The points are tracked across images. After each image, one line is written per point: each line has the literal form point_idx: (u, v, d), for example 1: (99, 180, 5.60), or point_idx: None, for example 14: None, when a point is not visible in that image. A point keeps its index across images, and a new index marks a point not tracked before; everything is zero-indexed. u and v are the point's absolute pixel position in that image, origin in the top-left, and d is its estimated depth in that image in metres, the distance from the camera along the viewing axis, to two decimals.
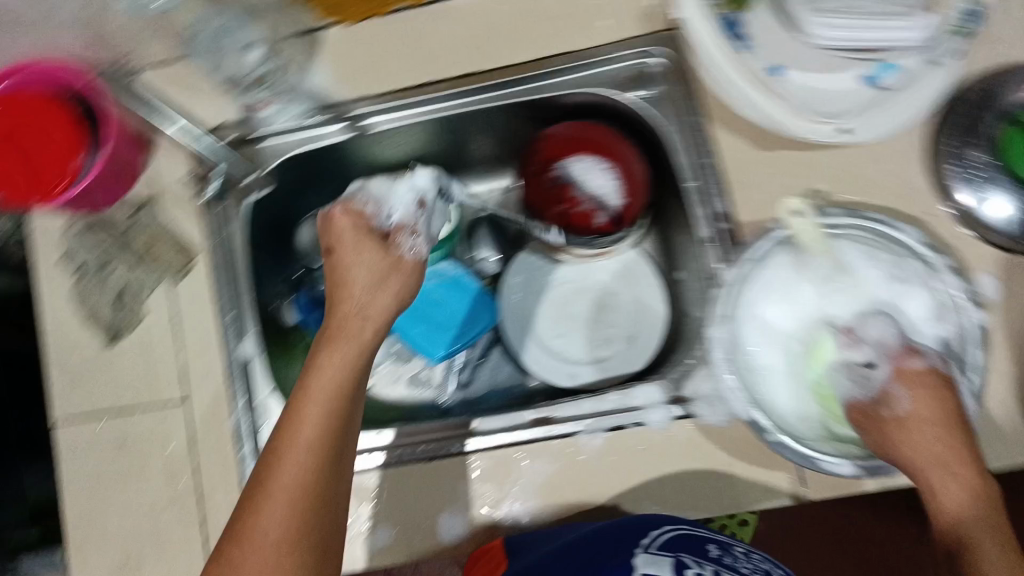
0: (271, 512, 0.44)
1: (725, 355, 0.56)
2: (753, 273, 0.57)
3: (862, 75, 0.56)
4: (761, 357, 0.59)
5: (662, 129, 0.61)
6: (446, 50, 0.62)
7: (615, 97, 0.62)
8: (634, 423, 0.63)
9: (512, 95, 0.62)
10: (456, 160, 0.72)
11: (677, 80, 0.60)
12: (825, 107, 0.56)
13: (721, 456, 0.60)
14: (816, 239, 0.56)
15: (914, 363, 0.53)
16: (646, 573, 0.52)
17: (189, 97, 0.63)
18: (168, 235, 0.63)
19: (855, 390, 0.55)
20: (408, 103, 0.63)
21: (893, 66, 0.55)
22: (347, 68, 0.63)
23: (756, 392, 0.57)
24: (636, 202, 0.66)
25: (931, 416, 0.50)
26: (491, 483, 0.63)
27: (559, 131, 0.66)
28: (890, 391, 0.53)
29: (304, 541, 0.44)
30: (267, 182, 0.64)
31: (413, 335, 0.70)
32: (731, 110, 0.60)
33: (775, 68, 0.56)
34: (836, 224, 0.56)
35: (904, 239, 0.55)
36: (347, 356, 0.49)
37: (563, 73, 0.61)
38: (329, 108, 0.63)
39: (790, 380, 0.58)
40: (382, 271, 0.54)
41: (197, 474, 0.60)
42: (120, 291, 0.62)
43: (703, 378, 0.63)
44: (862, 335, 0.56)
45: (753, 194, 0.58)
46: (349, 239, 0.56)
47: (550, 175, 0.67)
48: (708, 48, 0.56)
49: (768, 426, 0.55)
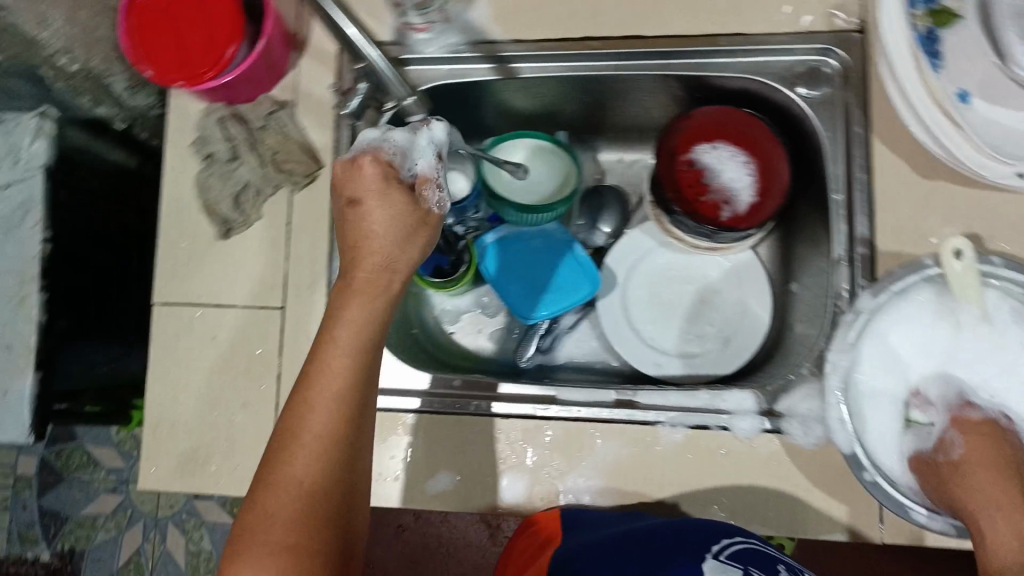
0: (299, 462, 0.43)
1: (841, 384, 0.54)
2: (890, 305, 0.54)
3: None
4: (874, 389, 0.55)
5: (821, 133, 0.59)
6: (614, 10, 0.60)
7: (780, 90, 0.60)
8: (719, 426, 0.60)
9: (671, 68, 0.61)
10: (590, 123, 0.71)
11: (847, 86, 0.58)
12: (1008, 148, 0.51)
13: (802, 478, 0.57)
14: (972, 285, 0.51)
15: (971, 414, 0.54)
16: None
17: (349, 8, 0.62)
18: (298, 141, 0.61)
19: (913, 444, 0.55)
20: (565, 55, 0.61)
21: None
22: (510, 9, 0.61)
23: (861, 425, 0.54)
24: (768, 204, 0.62)
25: (989, 462, 0.52)
26: (560, 454, 0.61)
27: (704, 113, 0.63)
28: (946, 438, 0.53)
29: (331, 491, 0.43)
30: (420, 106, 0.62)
31: (507, 290, 0.69)
32: (899, 130, 0.57)
33: (963, 94, 0.52)
34: (992, 272, 0.53)
35: None
36: (374, 313, 0.47)
37: (733, 54, 0.60)
38: (481, 45, 0.61)
39: (900, 422, 0.55)
40: (409, 227, 0.49)
41: (281, 383, 0.60)
42: (240, 189, 0.61)
43: (802, 396, 0.59)
44: (929, 395, 0.55)
45: (903, 220, 0.56)
46: (375, 189, 0.49)
47: (685, 159, 0.63)
48: (899, 56, 0.52)
49: (867, 465, 0.53)
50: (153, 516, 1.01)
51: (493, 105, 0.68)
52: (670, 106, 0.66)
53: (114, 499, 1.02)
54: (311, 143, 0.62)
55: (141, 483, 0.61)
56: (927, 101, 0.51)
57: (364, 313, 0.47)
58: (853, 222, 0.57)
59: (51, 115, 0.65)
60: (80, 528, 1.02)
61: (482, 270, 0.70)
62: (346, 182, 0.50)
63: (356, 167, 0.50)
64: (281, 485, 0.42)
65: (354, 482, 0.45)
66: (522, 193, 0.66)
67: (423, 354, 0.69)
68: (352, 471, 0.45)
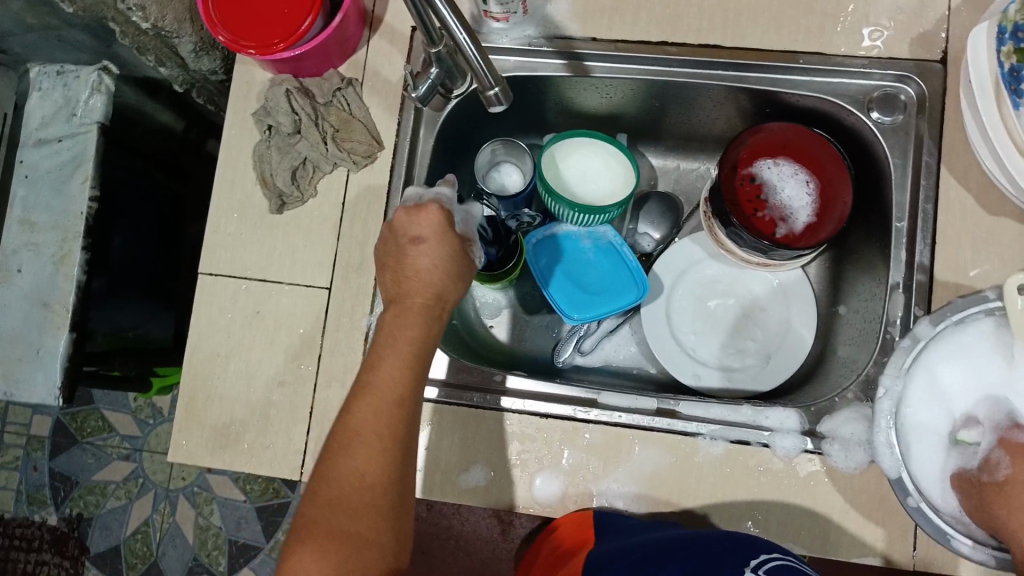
0: (353, 464, 0.42)
1: (891, 408, 0.54)
2: (947, 335, 0.54)
3: None
4: (920, 418, 0.54)
5: (888, 159, 0.60)
6: (691, 16, 0.62)
7: (852, 112, 0.61)
8: (760, 442, 0.56)
9: (743, 81, 0.62)
10: (651, 128, 0.71)
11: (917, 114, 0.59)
12: None
13: (848, 501, 0.54)
14: None
15: (1019, 437, 0.52)
16: None
17: None
18: (361, 121, 0.61)
19: (957, 461, 0.53)
20: (639, 57, 0.62)
21: None
22: (588, 7, 0.63)
23: (907, 452, 0.53)
24: (823, 226, 0.62)
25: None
26: (597, 457, 0.57)
27: (773, 129, 0.63)
28: (991, 458, 0.52)
29: (385, 494, 0.42)
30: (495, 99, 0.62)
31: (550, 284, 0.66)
32: (967, 162, 0.58)
33: None
34: None
35: None
36: (426, 331, 0.46)
37: (807, 72, 0.61)
38: (557, 40, 0.63)
39: (947, 451, 0.54)
40: (461, 266, 0.49)
41: (318, 364, 0.57)
42: (297, 164, 0.60)
43: (852, 418, 0.55)
44: (976, 415, 0.54)
45: (967, 252, 0.56)
46: (435, 235, 0.48)
47: (743, 174, 0.63)
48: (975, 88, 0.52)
49: (912, 489, 0.53)
50: (164, 486, 1.01)
51: (556, 101, 0.69)
52: (736, 119, 0.67)
53: (127, 467, 1.01)
54: (375, 123, 0.61)
55: (170, 454, 0.56)
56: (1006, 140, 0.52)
57: (418, 332, 0.46)
58: (913, 249, 0.57)
59: (111, 72, 0.66)
60: (90, 494, 1.01)
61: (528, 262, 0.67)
62: (401, 225, 0.49)
63: (418, 210, 0.49)
64: (343, 495, 0.42)
65: (406, 493, 0.44)
66: (577, 193, 0.66)
67: (455, 341, 0.65)
68: (403, 476, 0.44)
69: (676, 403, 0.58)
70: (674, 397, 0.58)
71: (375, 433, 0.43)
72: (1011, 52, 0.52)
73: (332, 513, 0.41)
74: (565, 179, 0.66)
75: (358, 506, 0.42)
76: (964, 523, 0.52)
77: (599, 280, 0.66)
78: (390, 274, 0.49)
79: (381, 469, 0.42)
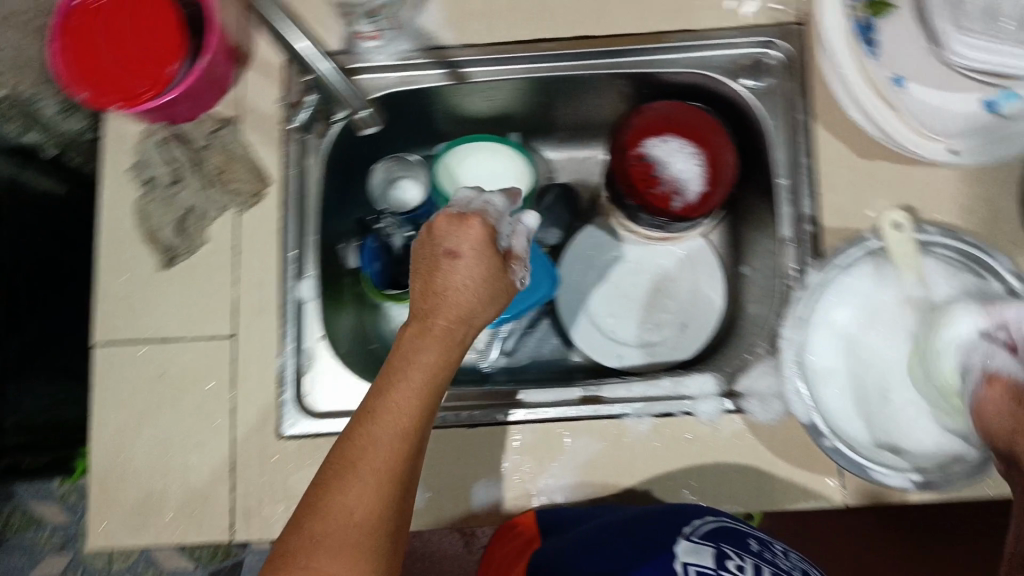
0: (355, 495, 0.39)
1: (795, 357, 0.55)
2: (835, 280, 0.56)
3: (982, 100, 0.55)
4: (821, 361, 0.56)
5: (765, 122, 0.62)
6: (560, 10, 0.63)
7: (725, 83, 0.63)
8: (681, 412, 0.57)
9: (620, 67, 0.63)
10: (541, 123, 0.72)
11: (786, 74, 0.61)
12: (936, 124, 0.55)
13: (771, 454, 0.56)
14: (907, 253, 0.54)
15: None
16: (687, 563, 0.46)
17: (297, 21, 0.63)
18: (243, 160, 0.60)
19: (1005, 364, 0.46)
20: (515, 58, 0.63)
21: (1016, 95, 0.54)
22: (458, 14, 0.63)
23: (816, 395, 0.54)
24: (716, 193, 0.64)
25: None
26: (530, 456, 0.57)
27: (655, 109, 0.65)
28: None
29: (382, 530, 0.39)
30: (375, 121, 0.63)
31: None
32: (837, 114, 0.60)
33: (897, 78, 0.56)
34: (929, 241, 0.55)
35: (995, 266, 0.52)
36: (444, 357, 0.43)
37: (679, 49, 0.63)
38: (431, 51, 0.63)
39: (850, 389, 0.55)
40: (493, 288, 0.46)
41: (234, 417, 0.56)
42: (184, 214, 0.59)
43: (762, 374, 0.57)
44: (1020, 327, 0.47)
45: (847, 199, 0.59)
46: (472, 249, 0.45)
47: (634, 155, 0.65)
48: (833, 35, 0.55)
49: (826, 431, 0.52)
50: (106, 570, 0.97)
51: (443, 110, 0.69)
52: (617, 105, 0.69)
53: (62, 560, 0.97)
54: (258, 160, 0.60)
55: (90, 541, 0.54)
56: (864, 84, 0.55)
57: (435, 356, 0.43)
58: (798, 203, 0.59)
59: None
60: None
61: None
62: (443, 233, 0.46)
63: (466, 221, 0.46)
64: (328, 531, 0.38)
65: (403, 526, 0.41)
66: None
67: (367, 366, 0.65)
68: (401, 512, 0.41)
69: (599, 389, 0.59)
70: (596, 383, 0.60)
71: (374, 465, 0.39)
72: (857, 8, 0.57)
73: (315, 550, 0.38)
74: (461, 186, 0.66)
75: (344, 546, 0.38)
76: (884, 458, 0.52)
77: None
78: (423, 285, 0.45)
79: (375, 505, 0.39)
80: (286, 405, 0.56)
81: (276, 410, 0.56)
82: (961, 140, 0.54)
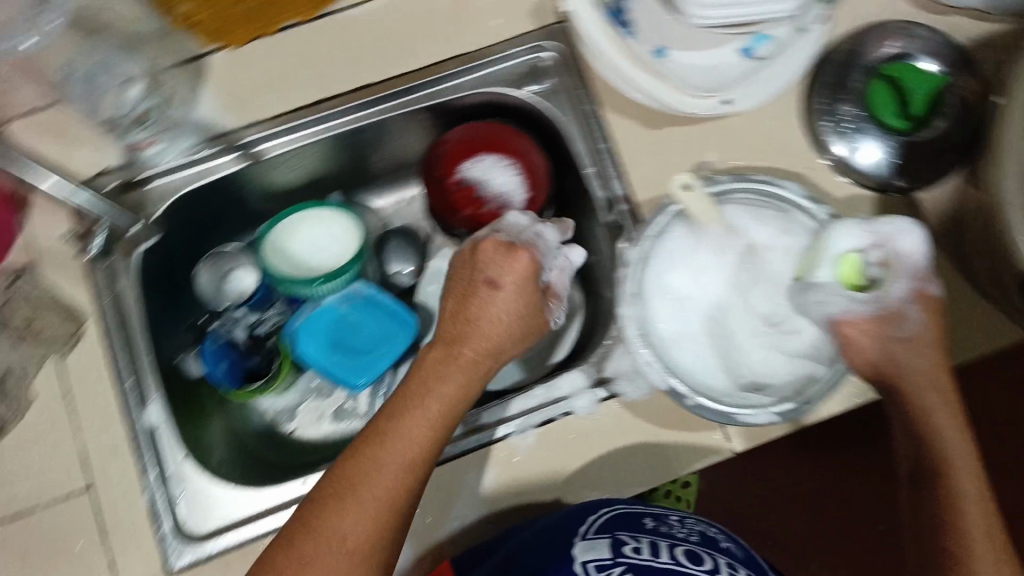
0: (352, 520, 0.44)
1: (638, 331, 0.56)
2: (654, 249, 0.58)
3: (738, 49, 0.61)
4: (666, 327, 0.59)
5: (560, 120, 0.64)
6: (330, 63, 0.64)
7: (510, 94, 0.65)
8: (562, 413, 0.58)
9: (405, 104, 0.64)
10: (354, 176, 0.72)
11: (566, 71, 0.64)
12: (708, 82, 0.61)
13: (647, 428, 0.57)
14: (706, 209, 0.58)
15: (930, 290, 0.51)
16: (587, 561, 0.49)
17: (66, 148, 0.62)
18: (49, 305, 0.59)
19: (857, 306, 0.51)
20: (301, 121, 0.63)
21: (765, 36, 0.60)
22: (233, 93, 0.63)
23: (669, 361, 0.57)
24: (540, 193, 0.66)
25: (933, 339, 0.51)
26: (428, 506, 0.57)
27: (452, 137, 0.67)
28: (904, 308, 0.50)
29: (373, 557, 0.44)
30: (154, 232, 0.62)
31: (327, 363, 0.64)
32: (618, 94, 0.63)
33: (658, 49, 0.61)
34: (723, 190, 0.58)
35: (785, 195, 0.57)
36: (455, 389, 0.49)
37: (460, 74, 0.64)
38: (217, 139, 0.63)
39: (694, 342, 0.59)
40: (525, 326, 0.52)
41: (112, 568, 0.54)
42: (1, 377, 0.57)
43: (623, 355, 0.59)
44: (888, 246, 0.51)
45: (650, 171, 0.61)
46: (517, 283, 0.51)
47: (453, 181, 0.67)
48: (592, 31, 0.60)
49: (686, 391, 0.54)
50: None
51: (253, 188, 0.67)
52: (417, 138, 0.69)
53: None
54: (65, 300, 0.59)
55: None
56: (629, 64, 0.60)
57: (488, 342, 0.50)
58: (611, 185, 0.62)
59: None
60: None
61: (299, 354, 0.65)
62: (486, 263, 0.52)
63: (511, 255, 0.52)
64: (319, 553, 0.43)
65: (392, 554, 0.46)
66: (300, 268, 0.66)
67: (250, 470, 0.64)
68: (396, 538, 0.46)
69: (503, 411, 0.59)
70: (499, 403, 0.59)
71: (374, 489, 0.45)
72: None
73: (305, 569, 0.42)
74: (286, 259, 0.67)
75: (333, 567, 0.43)
76: (744, 399, 0.54)
77: (370, 334, 0.65)
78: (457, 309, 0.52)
79: (368, 532, 0.44)
80: (167, 537, 0.54)
81: (158, 545, 0.54)
82: (732, 90, 0.60)
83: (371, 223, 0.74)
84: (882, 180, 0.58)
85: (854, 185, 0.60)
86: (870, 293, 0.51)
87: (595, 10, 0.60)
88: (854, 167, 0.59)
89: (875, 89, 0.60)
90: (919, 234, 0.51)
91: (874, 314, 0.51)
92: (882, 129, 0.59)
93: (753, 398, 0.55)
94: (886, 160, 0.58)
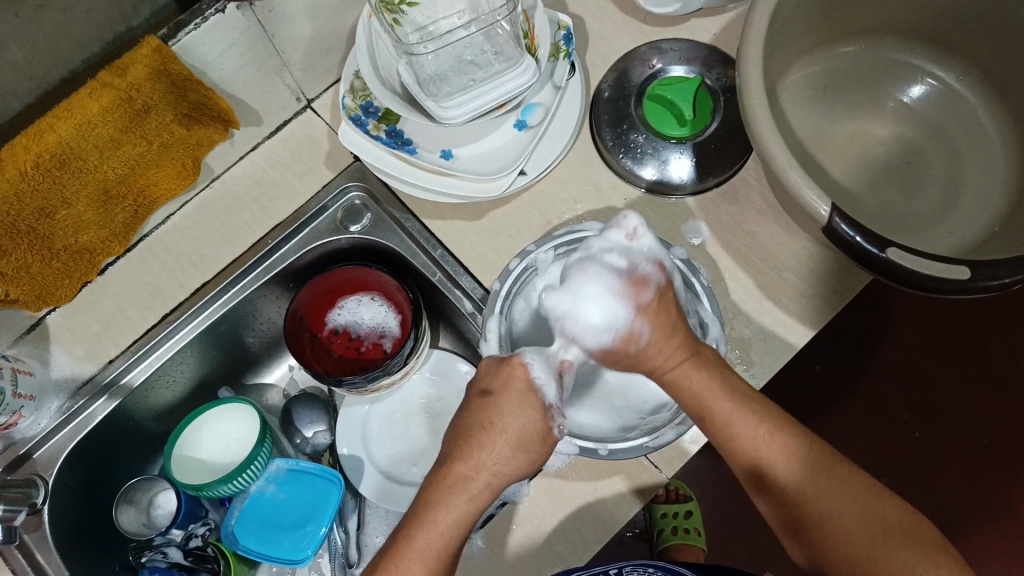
0: None
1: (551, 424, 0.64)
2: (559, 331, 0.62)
3: (514, 122, 0.71)
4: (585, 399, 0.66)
5: (541, 172, 0.71)
6: (207, 248, 0.74)
7: (501, 179, 0.69)
8: (639, 449, 0.63)
9: (294, 232, 0.75)
10: (345, 276, 0.75)
11: (533, 137, 0.70)
12: (502, 160, 0.70)
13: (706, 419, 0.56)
14: (523, 282, 0.68)
15: (645, 295, 0.57)
16: None
17: (128, 323, 0.72)
18: None
19: (598, 329, 0.57)
20: (255, 265, 0.74)
21: (533, 104, 0.70)
22: (157, 283, 0.73)
23: (598, 429, 0.65)
24: (541, 252, 0.68)
25: (658, 357, 0.57)
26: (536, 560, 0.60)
27: (304, 298, 0.74)
28: (636, 330, 0.56)
29: None
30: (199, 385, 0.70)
31: (302, 506, 0.75)
32: (563, 142, 0.72)
33: (445, 151, 0.70)
34: (539, 247, 0.68)
35: (590, 231, 0.68)
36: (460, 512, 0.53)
37: (437, 165, 0.69)
38: (250, 262, 0.74)
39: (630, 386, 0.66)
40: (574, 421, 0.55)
41: None
42: None
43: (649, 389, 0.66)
44: (611, 263, 0.59)
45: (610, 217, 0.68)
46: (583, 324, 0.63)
47: (326, 334, 0.77)
48: (382, 162, 0.69)
49: (644, 439, 0.63)
50: None
51: (270, 276, 0.75)
52: (431, 245, 0.72)
53: None
54: None
55: None
56: (426, 173, 0.70)
57: (511, 474, 0.55)
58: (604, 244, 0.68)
59: None
60: None
61: (320, 492, 0.75)
62: (482, 375, 0.58)
63: (505, 364, 0.57)
64: None
65: None
66: (226, 452, 0.79)
67: None
68: None
69: (606, 449, 0.63)
70: (597, 442, 0.63)
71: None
72: (377, 124, 0.69)
73: None
74: (213, 446, 0.79)
75: None
76: (653, 427, 0.64)
77: (312, 494, 0.76)
78: (470, 400, 0.57)
79: None
80: None
81: None
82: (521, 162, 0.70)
83: (388, 321, 0.76)
84: (695, 185, 0.71)
85: (677, 197, 0.72)
86: (611, 309, 0.56)
87: (376, 140, 0.69)
88: (668, 181, 0.71)
89: (649, 111, 0.72)
90: (607, 275, 0.58)
91: (616, 338, 0.56)
92: (674, 143, 0.72)
93: (664, 412, 0.65)
94: (690, 166, 0.71)
